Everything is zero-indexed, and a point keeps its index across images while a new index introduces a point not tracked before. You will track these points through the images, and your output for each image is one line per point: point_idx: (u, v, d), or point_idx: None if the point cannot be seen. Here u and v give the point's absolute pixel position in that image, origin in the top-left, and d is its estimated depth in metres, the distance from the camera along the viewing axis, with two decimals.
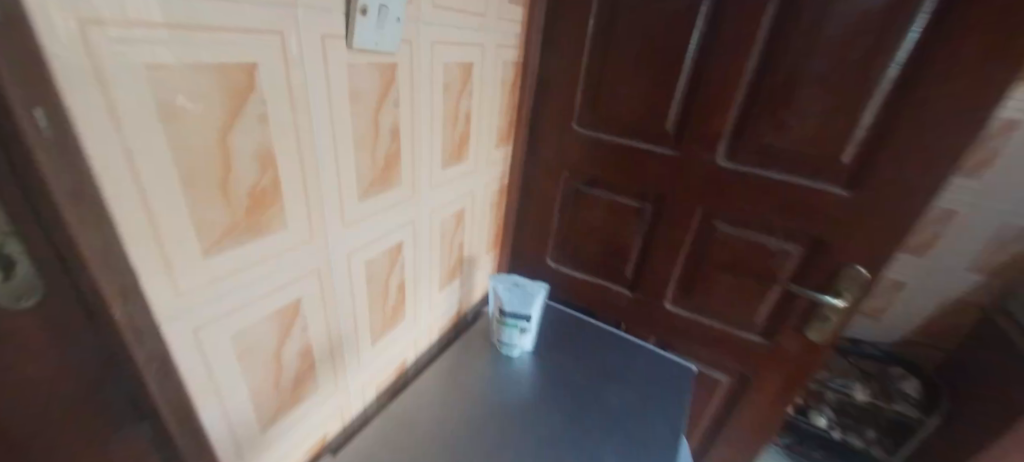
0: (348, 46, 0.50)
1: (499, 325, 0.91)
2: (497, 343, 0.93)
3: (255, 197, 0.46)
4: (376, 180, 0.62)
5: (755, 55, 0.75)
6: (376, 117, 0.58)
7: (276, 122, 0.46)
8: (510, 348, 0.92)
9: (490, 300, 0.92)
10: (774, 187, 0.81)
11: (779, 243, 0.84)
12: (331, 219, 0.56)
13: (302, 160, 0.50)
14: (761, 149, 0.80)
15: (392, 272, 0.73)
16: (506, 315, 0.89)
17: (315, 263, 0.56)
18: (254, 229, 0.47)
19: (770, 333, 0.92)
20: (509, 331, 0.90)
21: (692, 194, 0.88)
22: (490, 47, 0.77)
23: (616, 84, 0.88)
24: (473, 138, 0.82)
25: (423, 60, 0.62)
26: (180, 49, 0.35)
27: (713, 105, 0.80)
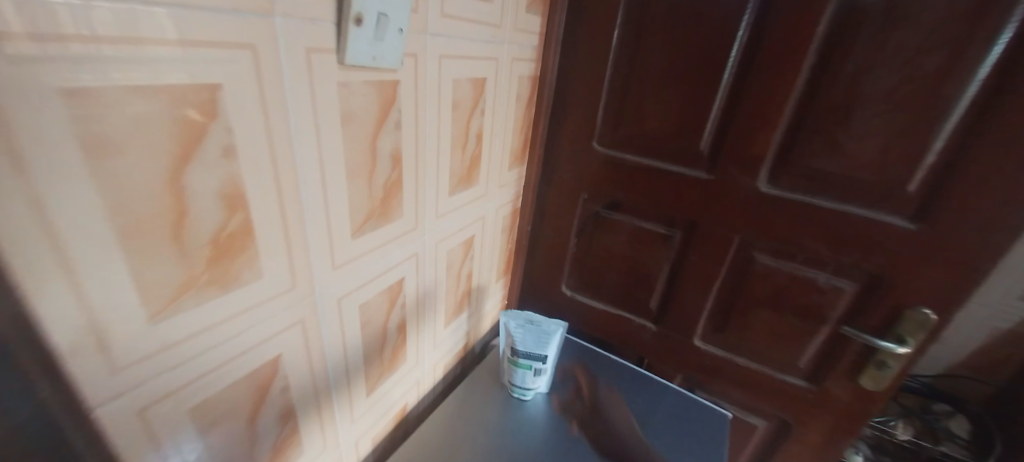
0: (340, 62, 0.41)
1: (510, 366, 0.82)
2: (509, 384, 0.83)
3: (220, 245, 0.37)
4: (374, 215, 0.53)
5: (806, 69, 0.66)
6: (374, 143, 0.49)
7: (248, 154, 0.37)
8: (523, 390, 0.82)
9: (501, 337, 0.83)
10: (825, 217, 0.71)
11: (829, 279, 0.75)
12: (319, 262, 0.47)
13: (281, 197, 0.41)
14: (810, 174, 0.70)
15: (392, 313, 0.64)
16: (519, 355, 0.80)
17: (298, 314, 0.47)
18: (220, 283, 0.38)
19: (816, 376, 0.82)
20: (522, 373, 0.81)
21: (728, 222, 0.79)
22: (506, 59, 0.69)
23: (643, 99, 0.79)
24: (484, 159, 0.73)
25: (430, 76, 0.54)
26: (112, 69, 0.27)
27: (755, 124, 0.71)
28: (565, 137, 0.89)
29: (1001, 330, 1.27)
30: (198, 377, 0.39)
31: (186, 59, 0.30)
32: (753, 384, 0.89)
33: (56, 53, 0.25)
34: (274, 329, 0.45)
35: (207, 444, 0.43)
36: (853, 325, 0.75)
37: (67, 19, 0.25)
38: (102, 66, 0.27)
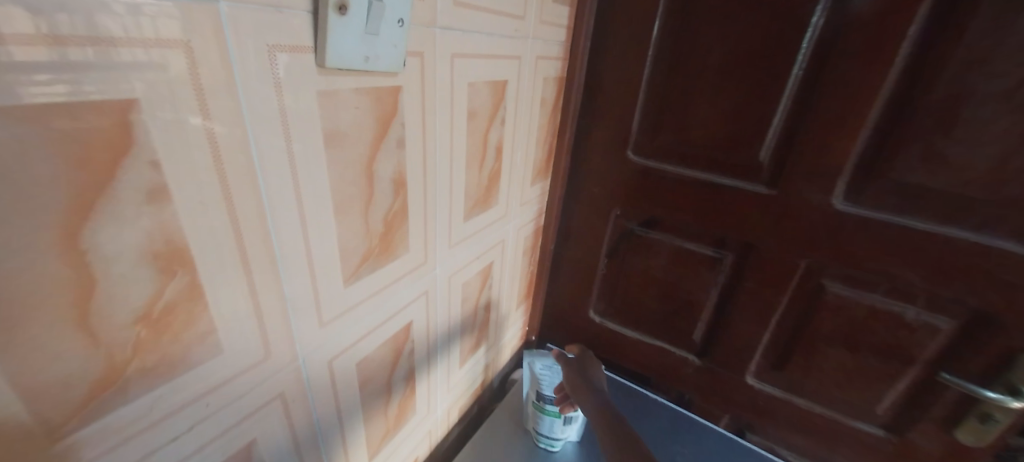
0: (319, 64, 0.31)
1: (535, 411, 0.71)
2: (533, 432, 0.73)
3: (155, 321, 0.27)
4: (372, 255, 0.42)
5: (900, 62, 0.53)
6: (370, 168, 0.38)
7: (188, 197, 0.26)
8: (550, 441, 0.71)
9: (523, 379, 0.74)
10: (918, 241, 0.59)
11: (919, 314, 0.62)
12: (302, 321, 0.37)
13: (244, 249, 0.31)
14: (900, 190, 0.58)
15: (398, 363, 0.53)
16: (546, 400, 0.70)
17: (277, 388, 0.37)
18: (158, 369, 0.28)
19: (897, 425, 0.69)
20: (550, 420, 0.70)
21: (793, 244, 0.67)
22: (530, 58, 0.58)
23: (690, 101, 0.67)
24: (504, 176, 0.63)
25: (440, 80, 0.43)
26: None
27: (830, 130, 0.59)
28: (594, 146, 0.78)
29: None
30: None
31: (64, 68, 0.20)
32: (817, 429, 0.77)
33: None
34: (245, 412, 0.35)
35: None
36: (951, 370, 0.63)
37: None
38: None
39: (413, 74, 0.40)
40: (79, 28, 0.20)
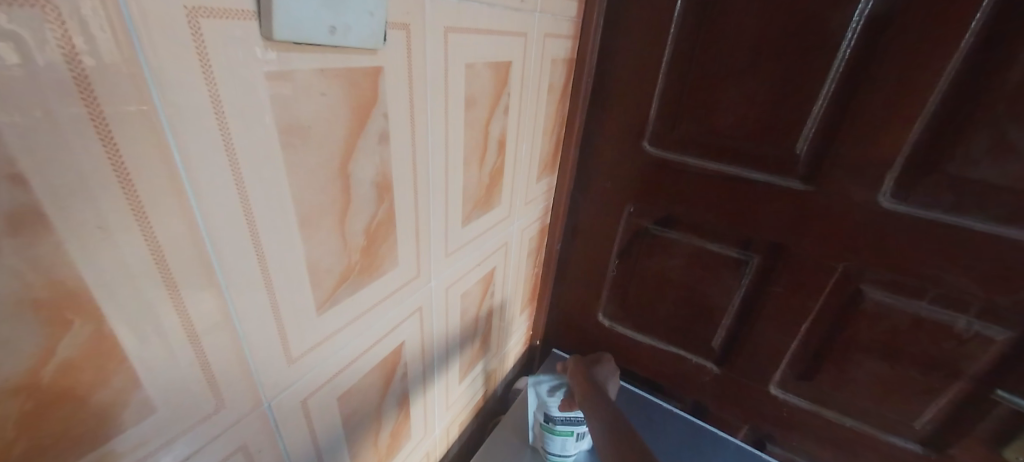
0: (265, 36, 0.23)
1: (544, 433, 0.65)
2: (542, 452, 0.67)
3: (46, 386, 0.20)
4: (352, 274, 0.35)
5: (969, 38, 0.45)
6: (345, 170, 0.31)
7: (76, 222, 0.19)
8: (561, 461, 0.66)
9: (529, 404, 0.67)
10: (977, 244, 0.52)
11: (972, 325, 0.56)
12: (264, 359, 0.30)
13: (174, 282, 0.23)
14: (959, 186, 0.51)
15: (389, 389, 0.47)
16: (557, 421, 0.64)
17: (236, 441, 0.30)
18: (59, 442, 0.21)
19: (938, 442, 0.63)
20: (563, 440, 0.64)
21: (829, 246, 0.60)
22: (536, 35, 0.50)
23: (716, 85, 0.59)
24: (507, 172, 0.55)
25: (431, 60, 0.35)
26: None
27: (881, 119, 0.52)
28: (606, 136, 0.70)
29: None
30: None
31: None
32: (846, 443, 0.71)
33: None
34: None
35: None
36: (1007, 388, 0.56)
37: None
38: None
39: (397, 52, 0.32)
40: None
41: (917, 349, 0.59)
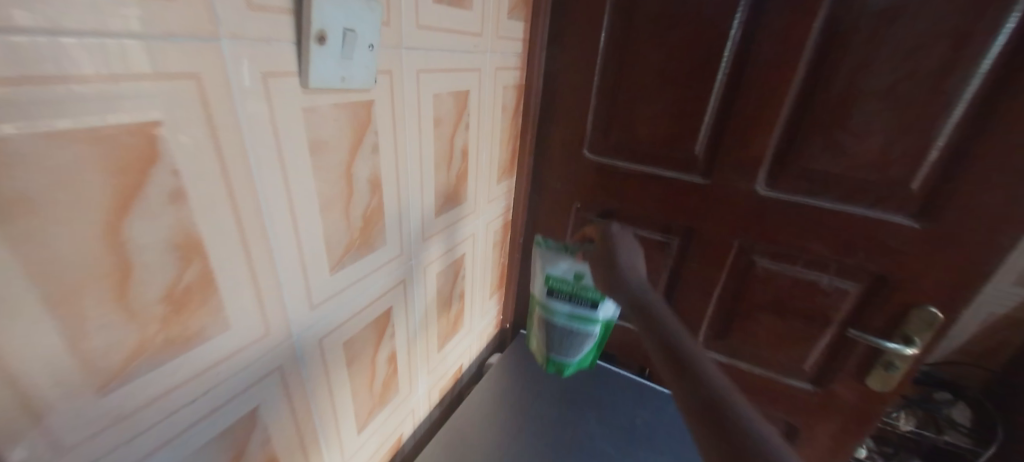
0: (303, 85, 0.37)
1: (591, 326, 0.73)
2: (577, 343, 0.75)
3: (177, 299, 0.33)
4: (353, 246, 0.49)
5: (801, 69, 0.63)
6: (349, 172, 0.45)
7: (200, 197, 0.32)
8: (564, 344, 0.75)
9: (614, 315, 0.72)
10: (824, 218, 0.69)
11: (833, 282, 0.73)
12: (294, 304, 0.43)
13: (244, 240, 0.37)
14: (809, 176, 0.68)
15: (381, 345, 0.59)
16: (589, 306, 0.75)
17: (276, 361, 0.43)
18: (177, 341, 0.34)
19: (822, 379, 0.80)
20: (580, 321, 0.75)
21: (727, 226, 0.76)
22: (489, 70, 0.65)
23: (634, 103, 0.76)
24: (471, 175, 0.69)
25: (408, 94, 0.50)
26: (23, 113, 0.23)
27: (752, 126, 0.68)
28: (554, 146, 0.86)
29: (998, 314, 1.25)
30: (162, 445, 0.36)
31: (96, 96, 0.25)
32: (758, 389, 0.87)
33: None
34: (250, 380, 0.41)
35: None
36: (857, 327, 0.73)
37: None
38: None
39: (383, 89, 0.46)
40: (108, 64, 0.25)
41: (797, 304, 0.76)
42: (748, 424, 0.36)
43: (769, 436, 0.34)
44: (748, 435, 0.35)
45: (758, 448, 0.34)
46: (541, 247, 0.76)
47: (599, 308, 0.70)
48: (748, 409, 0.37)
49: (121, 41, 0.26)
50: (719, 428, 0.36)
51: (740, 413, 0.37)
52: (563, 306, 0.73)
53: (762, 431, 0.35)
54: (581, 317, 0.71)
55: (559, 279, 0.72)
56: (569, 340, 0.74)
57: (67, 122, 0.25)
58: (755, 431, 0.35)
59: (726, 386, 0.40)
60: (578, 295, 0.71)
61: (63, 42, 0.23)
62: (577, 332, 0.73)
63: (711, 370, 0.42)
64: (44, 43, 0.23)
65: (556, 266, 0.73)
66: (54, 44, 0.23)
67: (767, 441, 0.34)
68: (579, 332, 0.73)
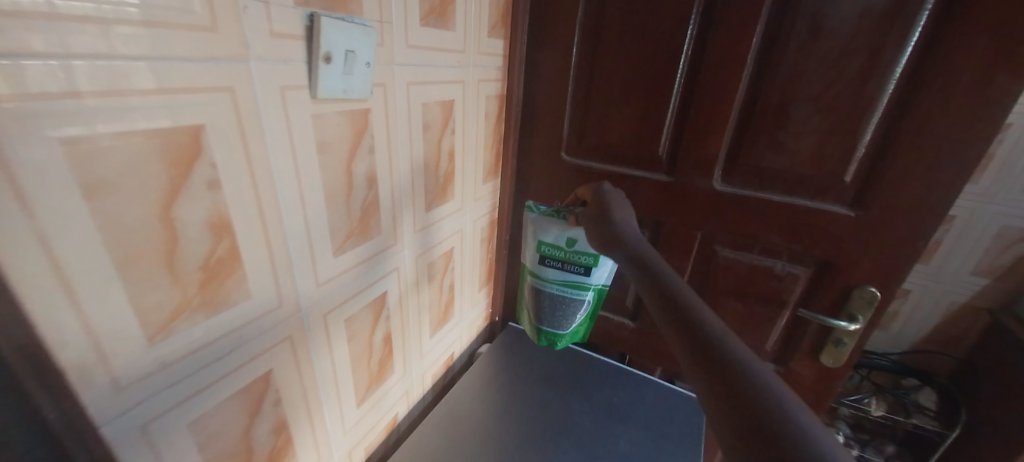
0: (312, 96, 0.45)
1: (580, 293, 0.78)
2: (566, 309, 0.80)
3: (210, 269, 0.41)
4: (354, 234, 0.57)
5: (745, 78, 0.72)
6: (350, 169, 0.53)
7: (231, 185, 0.40)
8: (552, 313, 0.81)
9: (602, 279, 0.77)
10: (772, 208, 0.78)
11: (785, 267, 0.81)
12: (303, 280, 0.51)
13: (265, 223, 0.45)
14: (758, 171, 0.77)
15: (377, 325, 0.67)
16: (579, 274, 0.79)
17: (288, 331, 0.51)
18: (209, 305, 0.42)
19: (782, 358, 0.88)
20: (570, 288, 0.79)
21: (691, 219, 0.85)
22: (472, 82, 0.74)
23: (604, 111, 0.85)
24: (457, 176, 0.78)
25: (400, 103, 0.58)
26: (108, 118, 0.31)
27: (707, 129, 0.77)
28: (535, 150, 0.95)
29: (959, 303, 1.31)
30: (194, 393, 0.43)
31: (157, 105, 0.34)
32: None
33: (7, 110, 0.27)
34: (266, 344, 0.49)
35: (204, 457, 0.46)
36: (807, 307, 0.82)
37: (11, 78, 0.26)
38: (61, 120, 0.29)
39: (379, 99, 0.54)
40: (165, 81, 0.34)
41: (755, 288, 0.85)
42: (763, 383, 0.30)
43: (787, 398, 0.29)
44: (762, 394, 0.30)
45: (773, 409, 0.28)
46: (532, 213, 0.78)
47: (592, 272, 0.75)
48: (760, 366, 0.32)
49: (177, 64, 0.34)
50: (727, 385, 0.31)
51: (752, 371, 0.32)
52: (556, 273, 0.77)
53: (779, 393, 0.30)
54: (570, 283, 0.77)
55: (551, 245, 0.76)
56: (564, 306, 0.79)
57: (135, 124, 0.33)
58: (769, 391, 0.30)
59: (733, 342, 0.35)
60: (568, 262, 0.76)
61: (134, 65, 0.32)
62: (571, 297, 0.79)
63: (717, 325, 0.37)
64: (122, 65, 0.31)
65: (548, 233, 0.76)
66: (132, 67, 0.31)
67: (784, 404, 0.29)
68: (569, 299, 0.79)
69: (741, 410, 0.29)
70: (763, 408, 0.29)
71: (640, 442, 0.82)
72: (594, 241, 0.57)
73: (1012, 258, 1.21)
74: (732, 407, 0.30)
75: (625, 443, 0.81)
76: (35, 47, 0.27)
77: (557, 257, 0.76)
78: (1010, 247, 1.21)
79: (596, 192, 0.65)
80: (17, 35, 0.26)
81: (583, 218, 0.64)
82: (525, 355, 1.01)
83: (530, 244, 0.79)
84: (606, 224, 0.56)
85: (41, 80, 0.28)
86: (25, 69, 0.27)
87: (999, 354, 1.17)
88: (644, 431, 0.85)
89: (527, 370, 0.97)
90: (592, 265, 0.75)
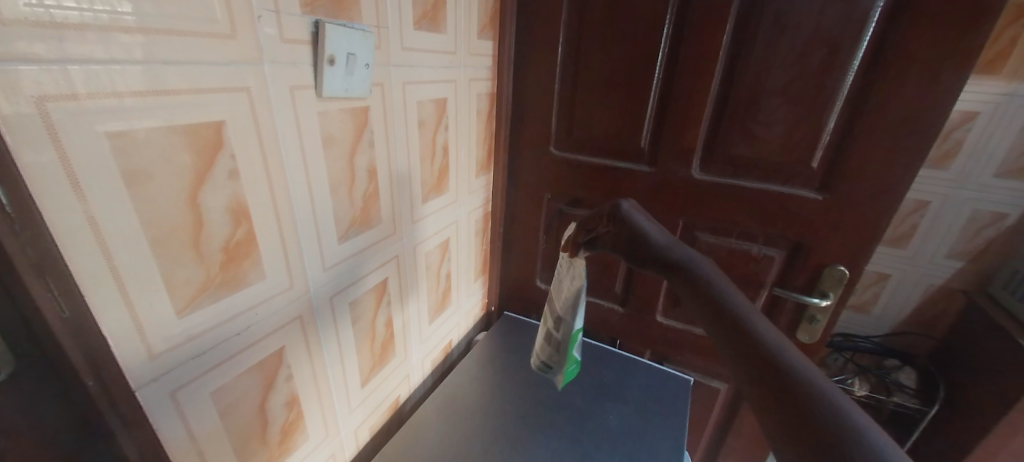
0: (318, 95, 0.50)
1: None
2: None
3: (230, 250, 0.45)
4: (356, 223, 0.61)
5: (718, 73, 0.77)
6: (352, 162, 0.58)
7: (248, 176, 0.45)
8: None
9: None
10: (747, 195, 0.83)
11: (761, 249, 0.86)
12: (311, 264, 0.55)
13: (278, 211, 0.50)
14: (732, 160, 0.82)
15: (379, 309, 0.71)
16: None
17: (297, 312, 0.55)
18: (230, 283, 0.46)
19: None
20: None
21: (673, 207, 0.90)
22: (463, 81, 0.79)
23: (589, 107, 0.90)
24: (451, 169, 0.82)
25: (396, 101, 0.63)
26: (143, 115, 0.36)
27: (684, 121, 0.82)
28: (524, 145, 1.00)
29: (935, 285, 1.30)
30: (215, 366, 0.47)
31: (184, 104, 0.38)
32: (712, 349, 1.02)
33: (63, 108, 0.31)
34: (278, 323, 0.53)
35: (225, 425, 0.50)
36: (782, 286, 0.87)
37: (57, 81, 0.31)
38: (105, 117, 0.34)
39: (377, 97, 0.59)
40: (189, 83, 0.38)
41: (735, 271, 0.90)
42: (823, 393, 0.32)
43: (843, 402, 0.31)
44: (828, 410, 0.31)
45: (852, 434, 0.29)
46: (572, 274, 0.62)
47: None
48: (814, 371, 0.34)
49: (200, 68, 0.39)
50: (795, 407, 0.32)
51: (817, 386, 0.33)
52: None
53: (836, 399, 0.32)
54: None
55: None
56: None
57: (165, 120, 0.37)
58: (832, 403, 0.31)
59: (793, 355, 0.36)
60: None
61: (163, 68, 0.36)
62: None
63: (778, 341, 0.37)
64: (152, 69, 0.36)
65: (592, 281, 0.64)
66: (160, 69, 0.36)
67: (853, 420, 0.30)
68: None
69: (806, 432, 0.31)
70: (847, 439, 0.29)
71: (628, 420, 0.86)
72: (633, 262, 0.54)
73: (984, 242, 1.21)
74: (809, 441, 0.30)
75: (614, 421, 0.86)
76: (84, 55, 0.32)
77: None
78: (982, 229, 1.20)
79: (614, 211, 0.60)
80: (69, 45, 0.31)
81: (603, 237, 0.60)
82: (520, 342, 1.06)
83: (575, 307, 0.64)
84: (642, 239, 0.54)
85: (90, 82, 0.32)
86: (75, 73, 0.31)
87: (975, 335, 1.17)
88: (632, 410, 0.89)
89: (521, 354, 1.02)
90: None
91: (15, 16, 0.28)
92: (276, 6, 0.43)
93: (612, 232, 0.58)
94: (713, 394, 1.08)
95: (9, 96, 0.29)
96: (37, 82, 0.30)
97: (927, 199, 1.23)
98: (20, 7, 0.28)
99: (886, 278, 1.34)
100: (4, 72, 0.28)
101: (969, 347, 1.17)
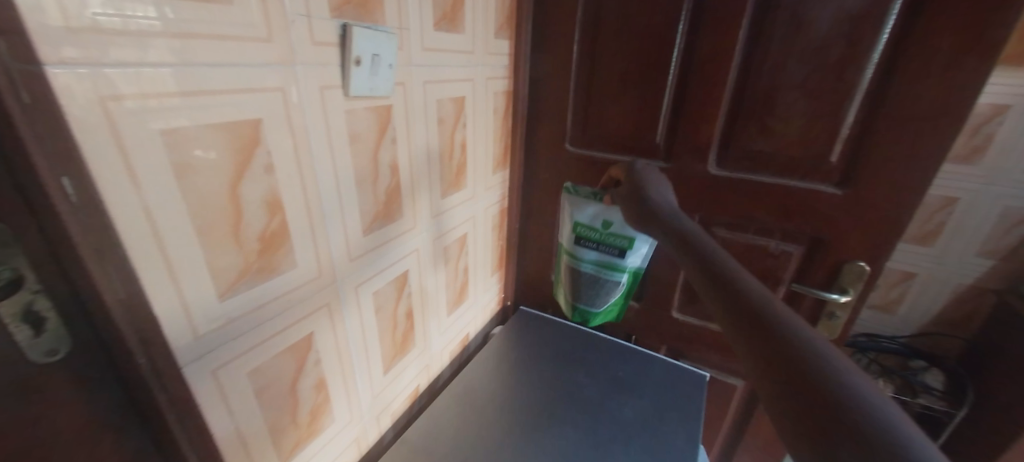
0: (345, 94, 0.53)
1: (617, 276, 0.85)
2: (605, 294, 0.87)
3: (266, 240, 0.49)
4: (380, 216, 0.64)
5: (734, 68, 0.78)
6: (376, 157, 0.61)
7: (282, 170, 0.48)
8: (592, 300, 0.89)
9: (642, 259, 0.85)
10: (764, 190, 0.83)
11: (779, 245, 0.86)
12: (337, 254, 0.58)
13: (309, 205, 0.53)
14: (749, 155, 0.82)
15: (400, 300, 0.74)
16: (618, 264, 0.84)
17: (327, 299, 0.59)
18: (266, 271, 0.50)
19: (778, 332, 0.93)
20: (612, 275, 0.85)
21: (689, 203, 0.90)
22: (480, 79, 0.81)
23: (604, 103, 0.92)
24: (469, 166, 0.85)
25: (417, 100, 0.66)
26: (192, 111, 0.39)
27: (700, 117, 0.83)
28: (540, 142, 1.01)
29: (965, 285, 1.26)
30: (253, 346, 0.51)
31: (227, 102, 0.42)
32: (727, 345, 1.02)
33: (123, 107, 0.35)
34: (308, 310, 0.57)
35: (260, 403, 0.53)
36: (801, 282, 0.87)
37: (114, 84, 0.34)
38: (159, 114, 0.37)
39: (398, 96, 0.62)
40: (231, 84, 0.42)
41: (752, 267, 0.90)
42: (815, 346, 0.30)
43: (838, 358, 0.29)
44: (820, 361, 0.29)
45: (879, 428, 0.24)
46: (570, 194, 0.87)
47: (626, 254, 0.83)
48: (788, 312, 0.34)
49: (241, 69, 0.42)
50: (777, 348, 0.30)
51: (826, 357, 0.29)
52: (591, 253, 0.86)
53: (829, 353, 0.29)
54: (607, 261, 0.84)
55: (585, 225, 0.85)
56: (602, 285, 0.86)
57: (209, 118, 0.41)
58: (824, 356, 0.29)
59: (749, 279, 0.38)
60: (606, 240, 0.83)
61: (209, 69, 0.40)
62: (607, 278, 0.86)
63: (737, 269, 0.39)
64: (198, 70, 0.39)
65: (582, 211, 0.84)
66: (205, 70, 0.39)
67: (844, 373, 0.28)
68: (606, 279, 0.86)
69: (826, 429, 0.25)
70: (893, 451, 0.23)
71: (643, 414, 0.87)
72: (632, 223, 0.59)
73: (1016, 240, 1.17)
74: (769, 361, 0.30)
75: (628, 415, 0.87)
76: (140, 59, 0.35)
77: (591, 237, 0.85)
78: (1015, 227, 1.16)
79: (629, 170, 0.70)
80: (126, 49, 0.34)
81: (618, 196, 0.68)
82: (534, 335, 1.08)
83: (567, 224, 0.88)
84: (644, 201, 0.60)
85: (145, 83, 0.36)
86: (131, 75, 0.35)
87: (1007, 335, 1.13)
88: (647, 403, 0.90)
89: (537, 348, 1.04)
90: (625, 247, 0.82)
91: (84, 25, 0.31)
92: (307, 11, 0.46)
93: (629, 210, 0.62)
94: (730, 391, 1.08)
95: (80, 99, 0.32)
96: (101, 84, 0.33)
97: (957, 196, 1.19)
98: (88, 16, 0.32)
99: (912, 277, 1.30)
100: (81, 73, 0.32)
101: (1000, 347, 1.13)
